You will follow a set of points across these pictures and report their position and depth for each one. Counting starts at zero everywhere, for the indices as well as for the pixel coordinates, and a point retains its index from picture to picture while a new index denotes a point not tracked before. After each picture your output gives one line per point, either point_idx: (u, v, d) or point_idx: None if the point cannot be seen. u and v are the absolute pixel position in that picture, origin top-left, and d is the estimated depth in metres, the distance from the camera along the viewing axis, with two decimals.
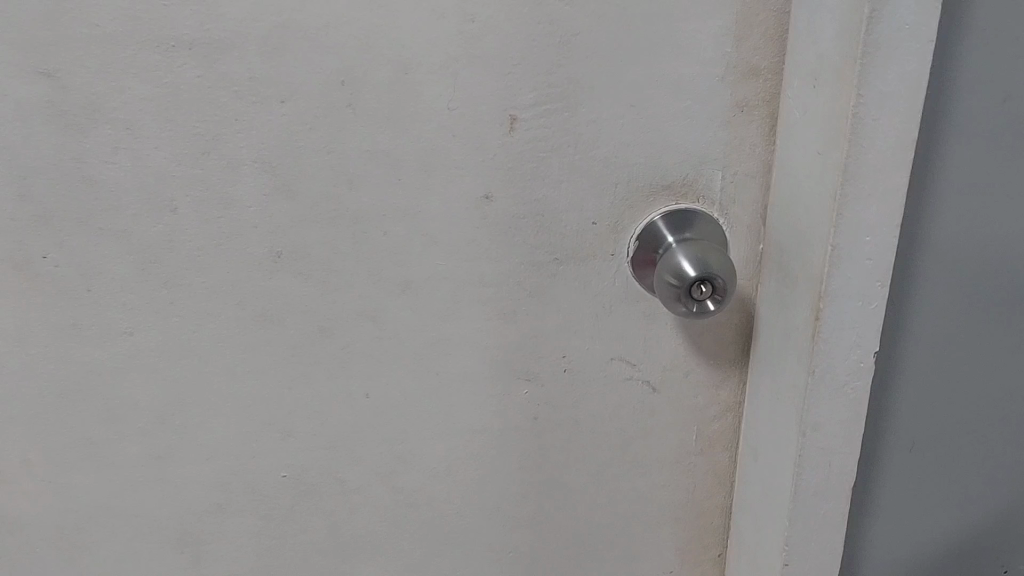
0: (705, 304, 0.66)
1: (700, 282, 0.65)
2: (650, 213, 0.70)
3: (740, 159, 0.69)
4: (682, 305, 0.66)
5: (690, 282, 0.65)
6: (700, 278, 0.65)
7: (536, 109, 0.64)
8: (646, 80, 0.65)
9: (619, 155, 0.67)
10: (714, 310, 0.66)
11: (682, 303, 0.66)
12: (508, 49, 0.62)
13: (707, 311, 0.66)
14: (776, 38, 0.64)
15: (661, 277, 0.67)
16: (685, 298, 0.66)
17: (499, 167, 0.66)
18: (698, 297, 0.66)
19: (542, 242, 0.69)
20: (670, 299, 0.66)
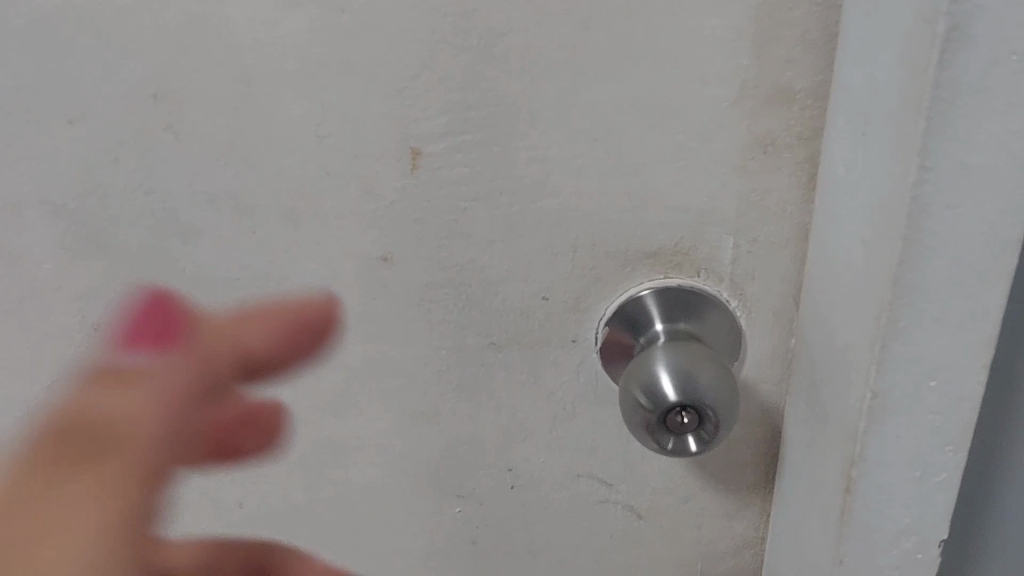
0: (685, 442, 0.45)
1: (682, 409, 0.45)
2: (629, 286, 0.49)
3: (761, 220, 0.47)
4: (652, 439, 0.45)
5: (666, 410, 0.44)
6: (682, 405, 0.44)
7: (447, 141, 0.44)
8: (614, 102, 0.44)
9: (576, 207, 0.46)
10: (696, 449, 0.46)
11: (653, 437, 0.45)
12: (401, 53, 0.42)
13: (687, 451, 0.45)
14: (820, 45, 0.42)
15: (627, 390, 0.46)
16: (658, 430, 0.45)
17: (401, 218, 0.46)
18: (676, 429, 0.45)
19: (469, 320, 0.49)
20: (635, 426, 0.45)
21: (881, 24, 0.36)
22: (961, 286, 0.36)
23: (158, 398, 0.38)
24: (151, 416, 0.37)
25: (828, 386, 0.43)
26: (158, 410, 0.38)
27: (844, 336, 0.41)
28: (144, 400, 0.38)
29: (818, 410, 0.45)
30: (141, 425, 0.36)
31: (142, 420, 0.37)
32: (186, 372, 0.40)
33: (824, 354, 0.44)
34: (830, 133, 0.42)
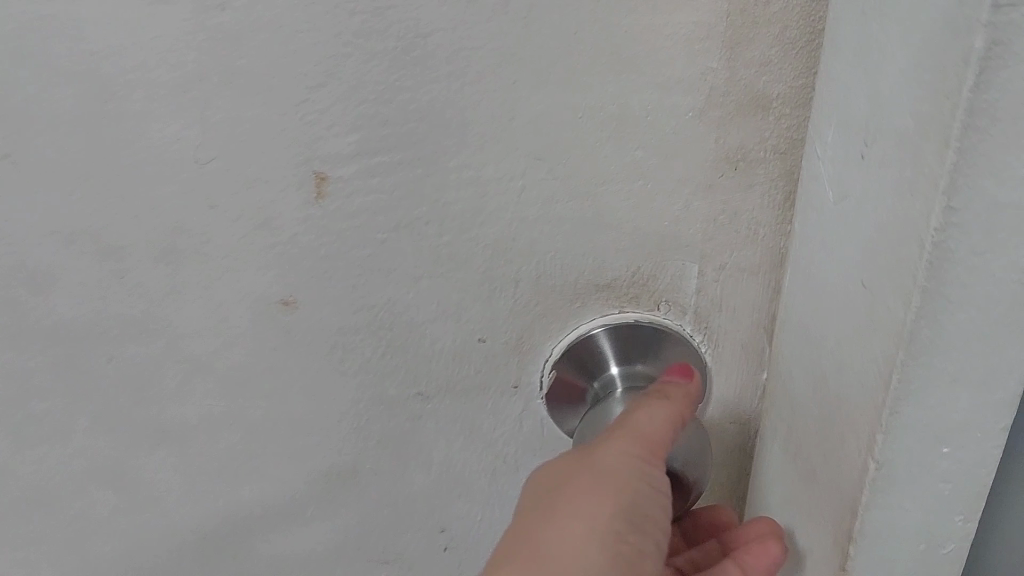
0: None
1: None
2: (579, 323, 0.42)
3: (729, 246, 0.40)
4: None
5: None
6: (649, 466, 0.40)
7: (359, 163, 0.36)
8: (560, 114, 0.36)
9: (516, 237, 0.39)
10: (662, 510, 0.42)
11: None
12: (298, 59, 0.34)
13: None
14: (802, 45, 0.35)
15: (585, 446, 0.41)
16: None
17: (305, 255, 0.38)
18: None
19: (391, 369, 0.42)
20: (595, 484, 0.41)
21: (890, 28, 0.29)
22: (986, 341, 0.30)
23: (635, 444, 0.38)
24: (619, 461, 0.37)
25: (814, 444, 0.37)
26: (634, 452, 0.37)
27: (836, 391, 0.35)
28: (610, 454, 0.37)
29: (798, 467, 0.39)
30: (615, 471, 0.37)
31: (614, 464, 0.37)
32: (670, 419, 0.38)
33: (806, 406, 0.37)
34: (814, 150, 0.36)
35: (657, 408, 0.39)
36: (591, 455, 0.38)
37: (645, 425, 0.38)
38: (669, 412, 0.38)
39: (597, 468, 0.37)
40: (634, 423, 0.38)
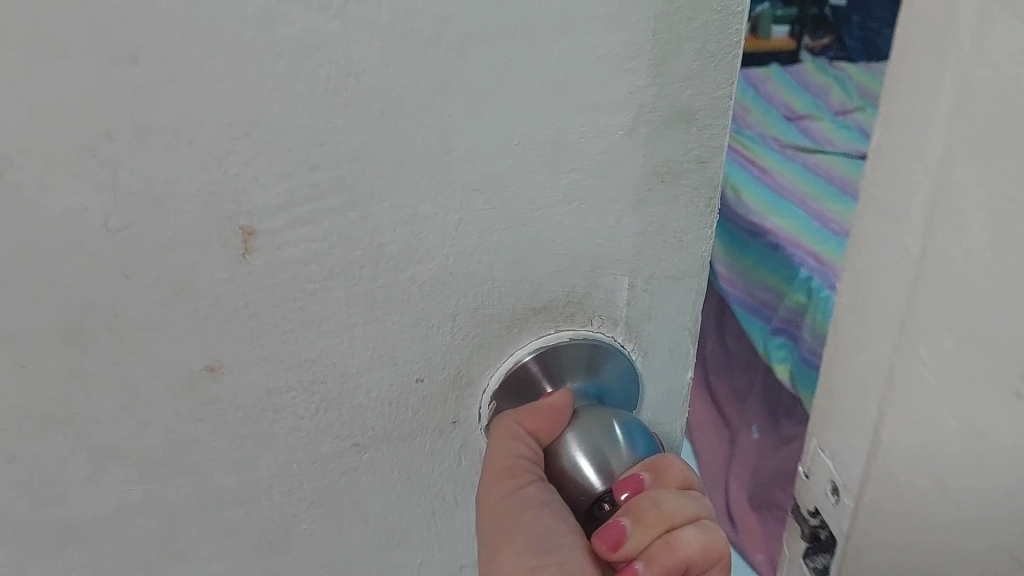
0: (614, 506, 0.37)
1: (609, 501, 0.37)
2: (514, 351, 0.41)
3: (658, 257, 0.41)
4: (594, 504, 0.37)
5: (595, 495, 0.38)
6: (608, 488, 0.37)
7: (291, 216, 0.34)
8: (496, 143, 0.35)
9: (453, 270, 0.38)
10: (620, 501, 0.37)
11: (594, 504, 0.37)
12: (220, 109, 0.31)
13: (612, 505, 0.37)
14: (723, 58, 0.36)
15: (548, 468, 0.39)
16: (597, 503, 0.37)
17: (230, 319, 0.35)
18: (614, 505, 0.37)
19: (325, 425, 0.40)
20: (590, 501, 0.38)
21: None
22: None
23: (501, 478, 0.37)
24: (502, 493, 0.37)
25: None
26: (502, 483, 0.37)
27: None
28: (492, 495, 0.37)
29: None
30: (499, 510, 0.37)
31: (496, 508, 0.37)
32: (514, 438, 0.38)
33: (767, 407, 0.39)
34: None
35: (499, 438, 0.38)
36: (480, 503, 0.38)
37: (498, 456, 0.38)
38: (505, 434, 0.39)
39: (488, 515, 0.37)
40: (489, 460, 0.38)
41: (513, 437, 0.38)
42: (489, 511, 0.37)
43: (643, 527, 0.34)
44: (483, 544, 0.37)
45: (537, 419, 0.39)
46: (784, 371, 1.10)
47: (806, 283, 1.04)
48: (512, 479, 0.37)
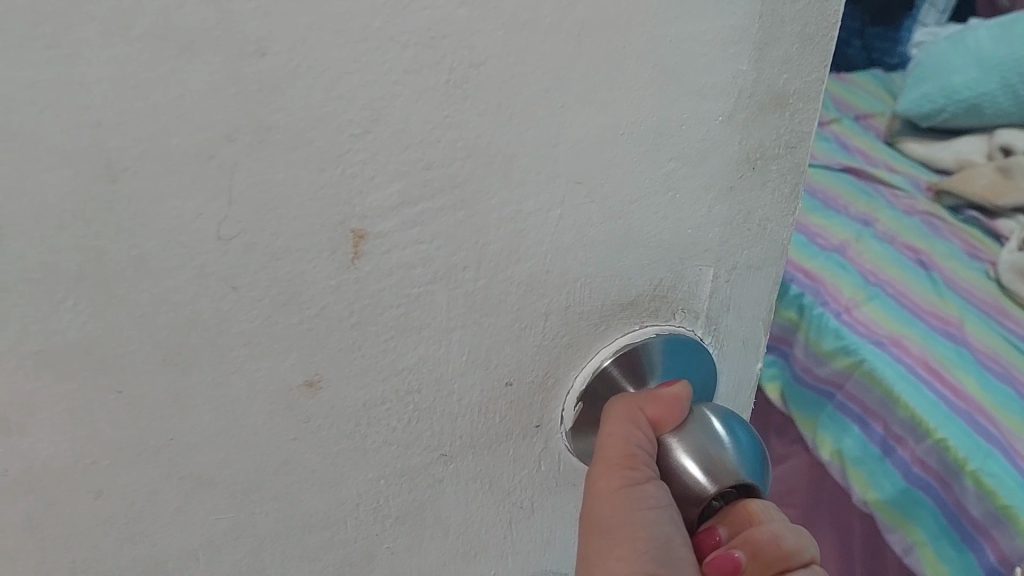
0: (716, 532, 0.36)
1: (714, 529, 0.37)
2: (600, 350, 0.40)
3: (742, 246, 0.40)
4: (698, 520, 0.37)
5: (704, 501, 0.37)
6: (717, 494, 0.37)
7: (401, 218, 0.32)
8: (605, 134, 0.34)
9: (550, 268, 0.36)
10: (721, 534, 0.36)
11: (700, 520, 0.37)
12: (344, 105, 0.29)
13: (713, 530, 0.37)
14: (817, 40, 0.36)
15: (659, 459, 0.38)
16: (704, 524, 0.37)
17: (333, 328, 0.33)
18: (716, 534, 0.36)
19: (415, 435, 0.38)
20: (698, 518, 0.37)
21: None
22: None
23: (619, 467, 0.37)
24: (619, 483, 0.36)
25: None
26: (619, 473, 0.37)
27: None
28: (606, 482, 0.37)
29: None
30: (613, 500, 0.36)
31: (609, 496, 0.36)
32: (634, 425, 0.38)
33: None
34: None
35: (618, 423, 0.38)
36: (589, 485, 0.38)
37: (617, 442, 0.37)
38: (626, 420, 0.38)
39: (599, 499, 0.37)
40: (606, 444, 0.38)
41: (633, 425, 0.38)
42: (599, 496, 0.37)
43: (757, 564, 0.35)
44: (590, 530, 0.37)
45: (657, 408, 0.38)
46: (773, 387, 1.14)
47: (795, 299, 1.08)
48: (631, 472, 0.37)
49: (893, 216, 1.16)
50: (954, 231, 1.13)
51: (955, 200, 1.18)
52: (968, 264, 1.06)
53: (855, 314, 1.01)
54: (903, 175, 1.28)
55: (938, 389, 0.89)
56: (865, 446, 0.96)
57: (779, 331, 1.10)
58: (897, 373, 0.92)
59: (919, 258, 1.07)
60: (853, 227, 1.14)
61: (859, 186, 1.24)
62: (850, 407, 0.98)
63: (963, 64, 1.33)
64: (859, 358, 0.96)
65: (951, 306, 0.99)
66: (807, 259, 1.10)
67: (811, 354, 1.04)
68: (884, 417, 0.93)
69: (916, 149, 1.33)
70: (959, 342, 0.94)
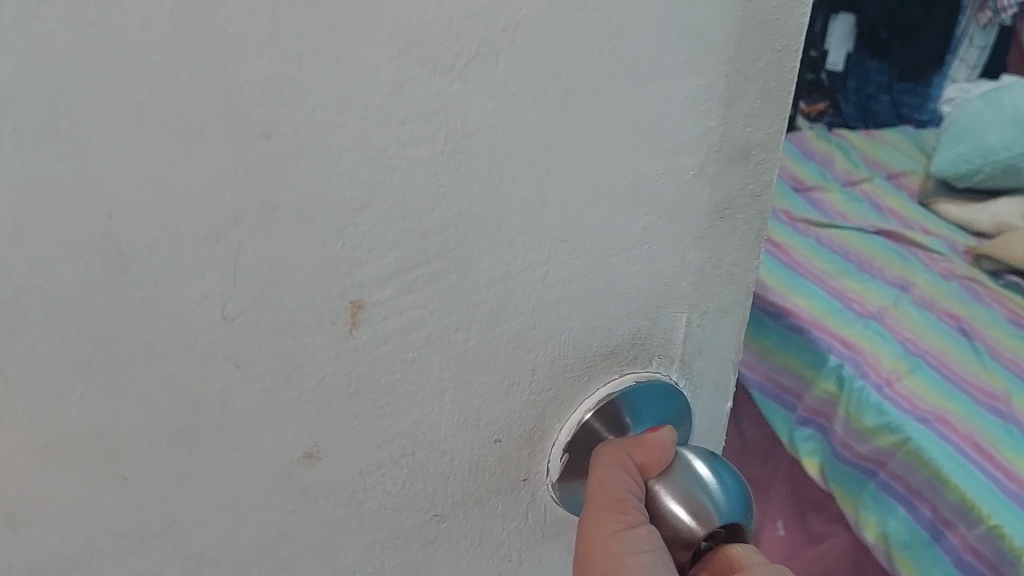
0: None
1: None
2: (583, 400, 0.41)
3: (712, 291, 0.42)
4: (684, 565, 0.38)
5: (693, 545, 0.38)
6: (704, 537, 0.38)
7: (399, 286, 0.32)
8: (589, 194, 0.35)
9: (538, 325, 0.37)
10: None
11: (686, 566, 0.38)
12: (344, 181, 0.29)
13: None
14: (776, 95, 0.38)
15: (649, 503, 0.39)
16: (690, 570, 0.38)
17: (333, 398, 0.33)
18: None
19: (410, 498, 0.38)
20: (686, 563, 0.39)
21: None
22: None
23: (612, 511, 0.38)
24: (613, 527, 0.37)
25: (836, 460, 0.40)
26: (612, 518, 0.37)
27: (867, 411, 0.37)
28: (601, 527, 0.37)
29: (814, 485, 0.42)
30: (609, 545, 0.37)
31: (604, 540, 0.37)
32: (625, 471, 0.39)
33: None
34: None
35: (610, 470, 0.39)
36: (582, 531, 0.38)
37: (609, 487, 0.38)
38: (618, 466, 0.39)
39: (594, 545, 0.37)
40: (598, 489, 0.38)
41: (623, 471, 0.39)
42: (594, 542, 0.37)
43: None
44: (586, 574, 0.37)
45: (645, 454, 0.39)
46: (810, 462, 1.09)
47: (834, 369, 1.05)
48: (623, 516, 0.37)
49: (929, 280, 1.18)
50: (992, 297, 1.14)
51: (994, 265, 1.19)
52: (1014, 333, 1.06)
53: (897, 387, 0.98)
54: (943, 239, 1.29)
55: (990, 469, 0.85)
56: (912, 532, 0.90)
57: (814, 402, 1.08)
58: (946, 454, 0.88)
59: (960, 327, 1.07)
60: (891, 293, 1.15)
61: (894, 249, 1.26)
62: (897, 487, 0.93)
63: (998, 121, 1.43)
64: (906, 437, 0.92)
65: (998, 380, 0.98)
66: (841, 325, 1.09)
67: (849, 430, 1.00)
68: (932, 499, 0.88)
69: (950, 208, 1.37)
70: (1005, 417, 0.92)
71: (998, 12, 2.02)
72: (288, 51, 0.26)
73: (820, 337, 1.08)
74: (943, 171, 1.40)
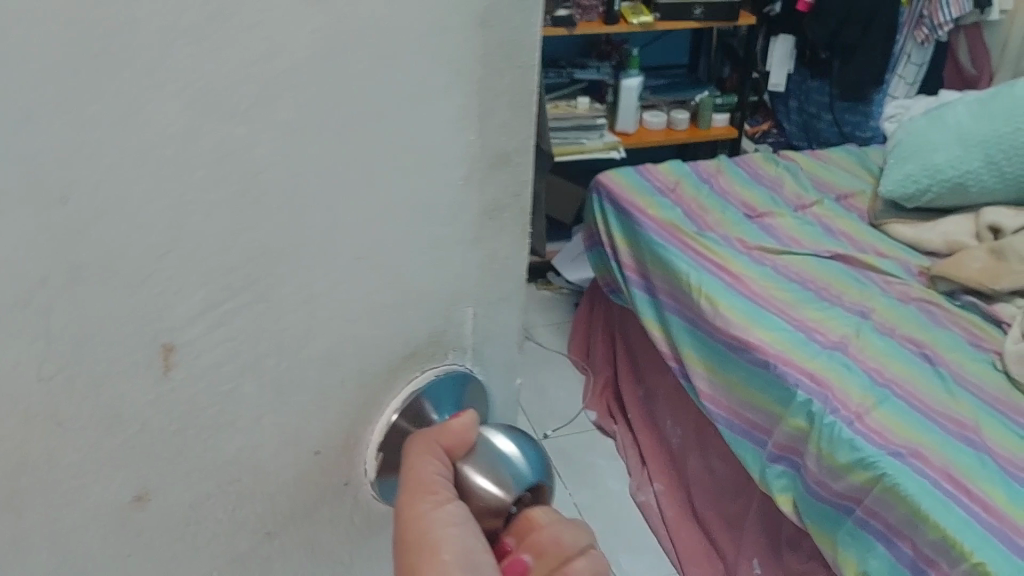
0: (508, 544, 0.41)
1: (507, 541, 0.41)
2: (391, 400, 0.44)
3: (493, 285, 0.45)
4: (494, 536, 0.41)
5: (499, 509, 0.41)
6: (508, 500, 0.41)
7: (209, 325, 0.34)
8: (374, 213, 0.37)
9: (342, 339, 0.40)
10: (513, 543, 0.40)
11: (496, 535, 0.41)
12: (145, 231, 0.31)
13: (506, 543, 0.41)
14: (524, 102, 0.40)
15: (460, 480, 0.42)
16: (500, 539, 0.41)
17: (156, 438, 0.35)
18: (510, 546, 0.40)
19: (241, 522, 0.40)
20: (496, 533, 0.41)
21: None
22: None
23: (422, 494, 0.41)
24: (423, 507, 0.40)
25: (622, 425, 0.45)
26: (422, 499, 0.40)
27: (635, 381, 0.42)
28: (414, 509, 0.40)
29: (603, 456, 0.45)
30: (422, 524, 0.40)
31: (419, 520, 0.40)
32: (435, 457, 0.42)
33: None
34: None
35: (423, 457, 0.42)
36: (400, 514, 0.41)
37: (421, 472, 0.41)
38: (428, 453, 0.42)
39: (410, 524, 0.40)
40: (412, 475, 0.41)
41: (433, 456, 0.42)
42: (410, 522, 0.40)
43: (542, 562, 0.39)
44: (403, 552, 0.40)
45: (452, 439, 0.42)
46: (785, 498, 1.31)
47: (805, 405, 1.25)
48: (433, 495, 0.40)
49: (887, 305, 1.43)
50: (951, 319, 1.40)
51: (949, 286, 1.47)
52: (975, 355, 1.32)
53: (868, 420, 1.19)
54: (894, 262, 1.57)
55: (966, 502, 1.07)
56: (893, 567, 1.12)
57: (785, 438, 1.29)
58: (921, 484, 1.09)
59: (923, 354, 1.31)
60: (853, 320, 1.39)
61: (853, 275, 1.52)
62: (874, 522, 1.14)
63: (942, 138, 1.69)
64: (880, 472, 1.12)
65: (965, 406, 1.22)
66: (810, 360, 1.30)
67: (824, 467, 1.20)
68: (912, 538, 1.09)
69: (904, 228, 1.66)
70: (972, 442, 1.16)
71: (935, 29, 2.17)
72: (76, 114, 0.28)
73: (791, 373, 1.28)
74: (892, 193, 1.69)
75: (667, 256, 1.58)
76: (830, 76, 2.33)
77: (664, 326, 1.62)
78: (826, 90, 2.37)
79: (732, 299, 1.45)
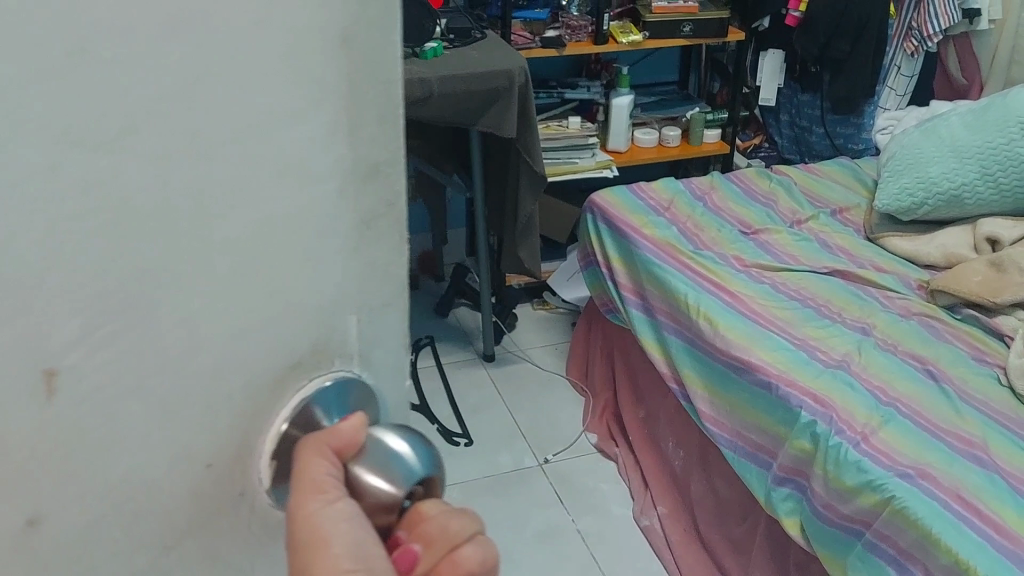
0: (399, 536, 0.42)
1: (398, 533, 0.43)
2: (281, 409, 0.45)
3: (375, 292, 0.47)
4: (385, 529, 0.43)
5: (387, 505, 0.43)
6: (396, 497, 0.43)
7: (89, 350, 0.36)
8: (246, 231, 0.39)
9: (225, 354, 0.41)
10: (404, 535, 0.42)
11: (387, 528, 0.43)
12: (17, 264, 0.33)
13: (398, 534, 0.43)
14: (390, 117, 0.42)
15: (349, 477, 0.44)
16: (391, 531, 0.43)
17: (45, 463, 0.36)
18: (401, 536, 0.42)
19: (137, 537, 0.41)
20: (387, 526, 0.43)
21: None
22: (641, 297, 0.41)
23: (313, 492, 0.42)
24: (315, 506, 0.42)
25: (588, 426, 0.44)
26: (314, 498, 0.42)
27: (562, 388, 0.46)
28: (305, 508, 0.42)
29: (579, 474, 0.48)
30: (314, 522, 0.42)
31: (311, 519, 0.42)
32: (325, 456, 0.43)
33: None
34: None
35: (313, 456, 0.43)
36: (292, 512, 0.42)
37: (311, 471, 0.42)
38: (318, 453, 0.43)
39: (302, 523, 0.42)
40: (303, 474, 0.43)
41: (322, 457, 0.43)
42: (302, 521, 0.42)
43: (430, 552, 0.41)
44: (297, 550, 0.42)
45: (342, 439, 0.44)
46: (791, 522, 1.36)
47: (806, 426, 1.32)
48: (322, 494, 0.42)
49: (888, 325, 1.53)
50: (949, 334, 1.52)
51: (952, 300, 1.60)
52: (981, 372, 1.42)
53: (874, 441, 1.25)
54: (889, 277, 1.69)
55: (979, 525, 1.11)
56: None
57: (788, 462, 1.35)
58: (933, 508, 1.13)
59: (929, 372, 1.40)
60: (852, 338, 1.49)
61: (847, 291, 1.64)
62: (884, 547, 1.18)
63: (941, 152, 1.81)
64: (889, 493, 1.17)
65: (971, 422, 1.29)
66: (813, 377, 1.39)
67: (830, 491, 1.26)
68: (924, 559, 1.12)
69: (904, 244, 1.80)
70: (987, 465, 1.21)
71: (924, 37, 2.35)
72: None
73: (793, 395, 1.36)
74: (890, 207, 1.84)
75: (665, 278, 1.68)
76: (823, 89, 2.44)
77: (663, 350, 1.71)
78: (820, 102, 2.50)
79: (723, 314, 1.55)
